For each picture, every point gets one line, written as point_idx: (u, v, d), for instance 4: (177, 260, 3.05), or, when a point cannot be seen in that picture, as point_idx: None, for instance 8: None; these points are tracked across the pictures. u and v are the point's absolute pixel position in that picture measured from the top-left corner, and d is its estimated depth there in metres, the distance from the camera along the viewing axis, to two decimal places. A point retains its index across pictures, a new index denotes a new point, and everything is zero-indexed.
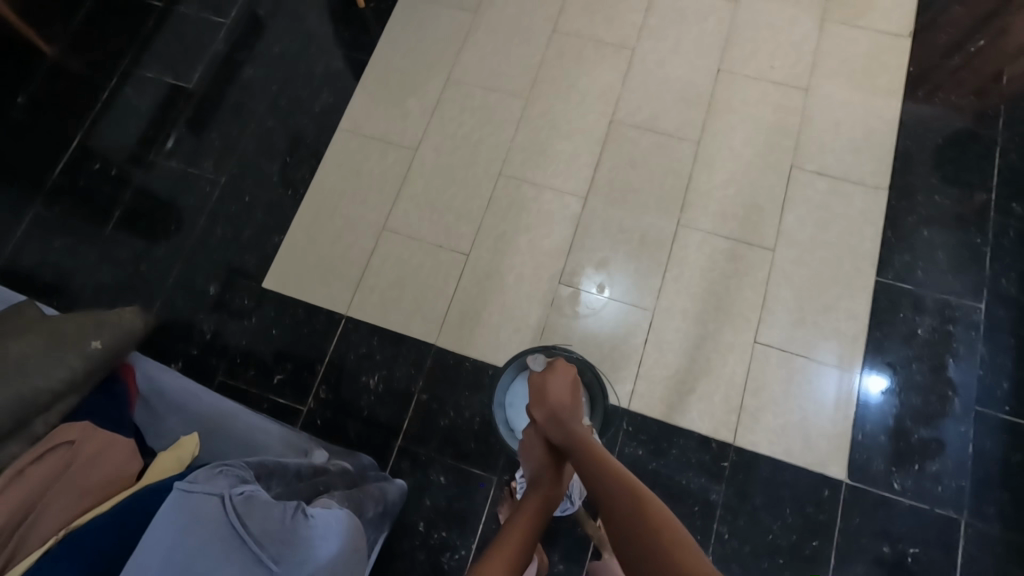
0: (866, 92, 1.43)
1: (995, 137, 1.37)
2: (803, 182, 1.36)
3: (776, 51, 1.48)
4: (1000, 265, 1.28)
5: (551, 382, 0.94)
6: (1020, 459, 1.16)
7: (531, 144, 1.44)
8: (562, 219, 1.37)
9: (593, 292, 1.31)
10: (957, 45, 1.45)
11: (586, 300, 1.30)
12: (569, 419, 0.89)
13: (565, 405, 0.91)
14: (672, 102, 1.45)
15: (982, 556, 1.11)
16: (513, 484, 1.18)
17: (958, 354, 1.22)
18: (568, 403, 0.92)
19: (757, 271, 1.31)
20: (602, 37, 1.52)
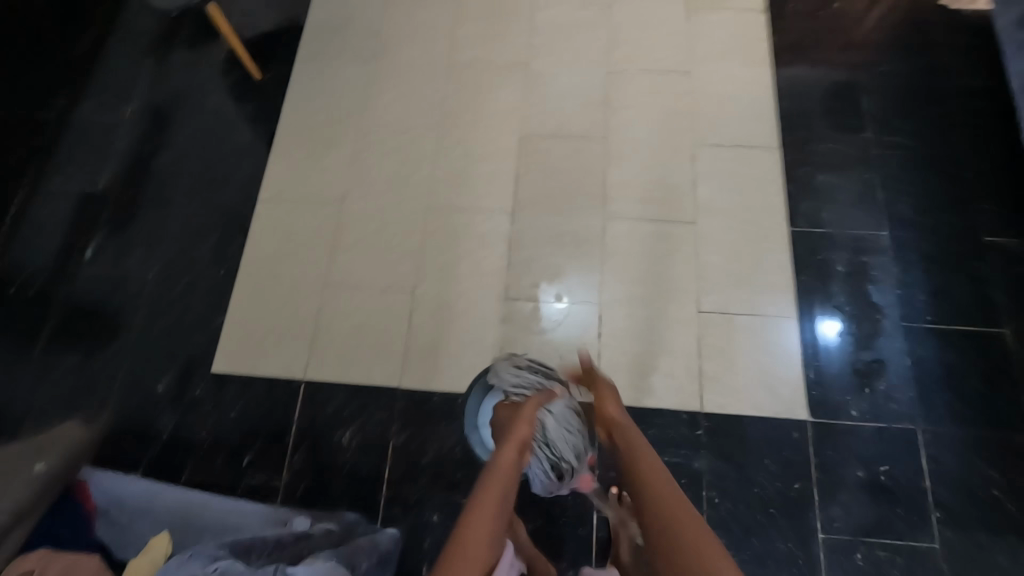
0: (743, 66, 1.56)
1: (859, 81, 1.52)
2: (707, 156, 1.47)
3: (656, 45, 1.60)
4: (893, 191, 1.41)
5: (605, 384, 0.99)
6: (954, 359, 1.26)
7: (452, 174, 1.48)
8: (497, 238, 1.41)
9: (553, 303, 1.35)
10: (808, 10, 1.62)
11: (546, 312, 1.34)
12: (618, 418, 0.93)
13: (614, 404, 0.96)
14: (574, 109, 1.53)
15: (944, 456, 1.19)
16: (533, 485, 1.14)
17: (877, 279, 1.33)
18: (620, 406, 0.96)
19: (686, 245, 1.39)
20: (497, 63, 1.61)
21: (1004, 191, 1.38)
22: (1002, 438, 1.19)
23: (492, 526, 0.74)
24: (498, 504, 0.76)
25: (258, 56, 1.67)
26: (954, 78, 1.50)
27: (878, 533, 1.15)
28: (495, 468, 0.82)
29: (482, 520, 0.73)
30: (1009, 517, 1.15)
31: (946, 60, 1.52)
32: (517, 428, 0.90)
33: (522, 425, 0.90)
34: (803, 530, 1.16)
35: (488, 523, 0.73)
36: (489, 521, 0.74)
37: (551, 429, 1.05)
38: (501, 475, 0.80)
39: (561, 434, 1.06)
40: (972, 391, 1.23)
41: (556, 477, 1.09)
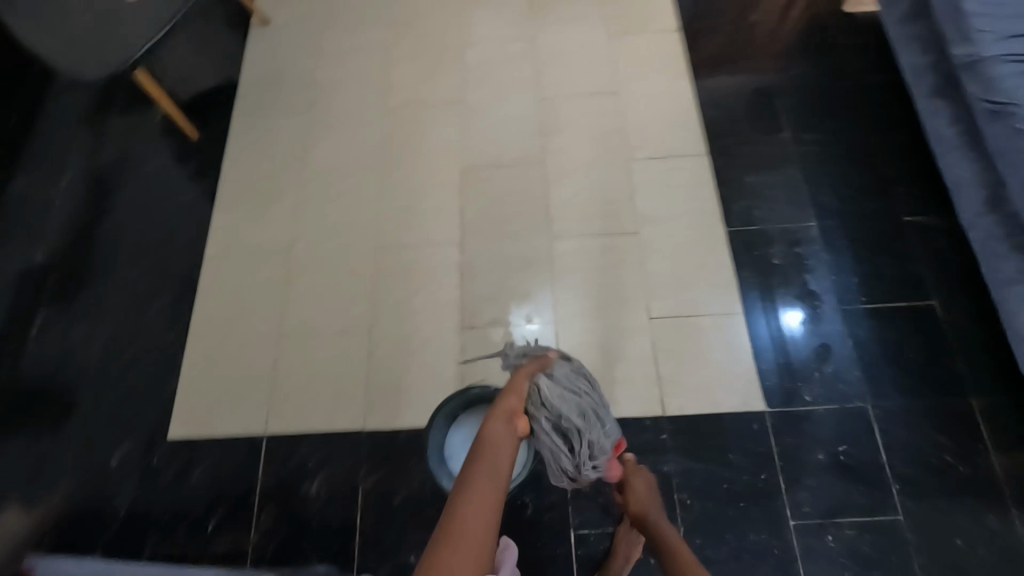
0: (664, 82, 1.65)
1: (772, 85, 1.63)
2: (642, 169, 1.53)
3: (582, 70, 1.68)
4: (815, 184, 1.49)
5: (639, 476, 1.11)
6: (891, 334, 1.32)
7: (397, 212, 1.51)
8: (447, 269, 1.43)
9: (524, 324, 1.37)
10: (717, 26, 1.73)
11: (519, 333, 1.36)
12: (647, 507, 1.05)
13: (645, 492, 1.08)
14: (510, 137, 1.59)
15: (895, 428, 1.24)
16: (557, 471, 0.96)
17: (811, 268, 1.40)
18: (650, 498, 1.08)
19: (631, 256, 1.43)
20: (432, 101, 1.66)
21: (914, 173, 1.48)
22: (945, 405, 1.25)
23: (488, 510, 0.71)
24: (491, 487, 0.74)
25: (195, 116, 1.68)
26: (856, 74, 1.62)
27: (845, 513, 1.18)
28: (481, 450, 0.80)
29: (475, 504, 0.71)
30: (962, 479, 1.20)
31: (847, 59, 1.64)
32: (503, 402, 0.87)
33: (508, 398, 0.87)
34: (774, 519, 1.18)
35: (482, 509, 0.71)
36: (481, 507, 0.71)
37: (545, 390, 0.91)
38: (490, 456, 0.78)
39: (559, 394, 0.91)
40: (912, 363, 1.29)
41: (566, 446, 0.92)
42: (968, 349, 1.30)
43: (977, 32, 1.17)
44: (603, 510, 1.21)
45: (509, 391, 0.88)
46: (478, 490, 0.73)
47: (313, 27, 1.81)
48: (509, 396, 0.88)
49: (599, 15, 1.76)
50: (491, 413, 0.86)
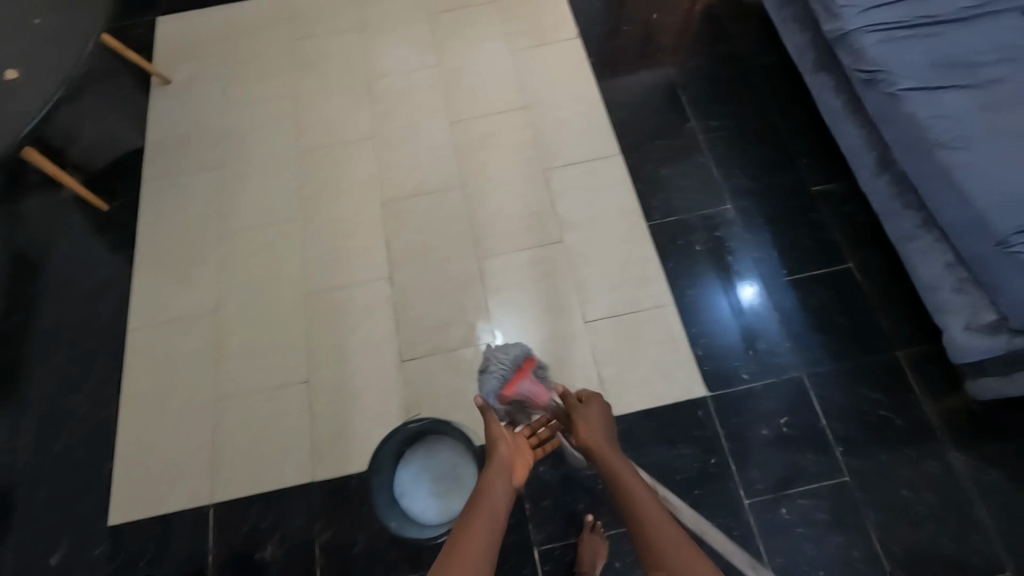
0: (570, 89, 1.69)
1: (674, 79, 1.68)
2: (560, 177, 1.56)
3: (489, 88, 1.70)
4: (725, 168, 1.54)
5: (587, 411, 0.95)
6: (815, 302, 1.37)
7: (323, 255, 1.49)
8: (380, 305, 1.42)
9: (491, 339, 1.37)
10: (614, 29, 1.78)
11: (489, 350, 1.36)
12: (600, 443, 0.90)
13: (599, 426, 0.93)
14: (427, 164, 1.60)
15: (831, 392, 1.28)
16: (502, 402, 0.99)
17: (733, 249, 1.45)
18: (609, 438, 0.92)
19: (559, 264, 1.45)
20: (346, 138, 1.65)
21: (816, 145, 1.54)
22: (874, 362, 1.30)
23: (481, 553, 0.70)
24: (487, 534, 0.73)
25: (104, 187, 1.64)
26: (750, 58, 1.68)
27: (796, 484, 1.21)
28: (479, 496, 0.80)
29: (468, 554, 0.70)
30: (899, 431, 1.24)
31: (741, 45, 1.71)
32: (498, 451, 0.90)
33: (505, 447, 0.91)
34: (729, 501, 1.20)
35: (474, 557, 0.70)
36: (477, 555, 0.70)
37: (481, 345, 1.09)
38: (484, 497, 0.80)
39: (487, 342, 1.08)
40: (839, 327, 1.34)
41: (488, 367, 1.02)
42: (888, 306, 1.35)
43: (840, 8, 1.22)
44: (564, 521, 1.21)
45: (501, 436, 0.92)
46: (472, 537, 0.72)
47: (216, 81, 1.79)
48: (505, 444, 0.91)
49: (499, 32, 1.79)
50: (490, 465, 0.88)
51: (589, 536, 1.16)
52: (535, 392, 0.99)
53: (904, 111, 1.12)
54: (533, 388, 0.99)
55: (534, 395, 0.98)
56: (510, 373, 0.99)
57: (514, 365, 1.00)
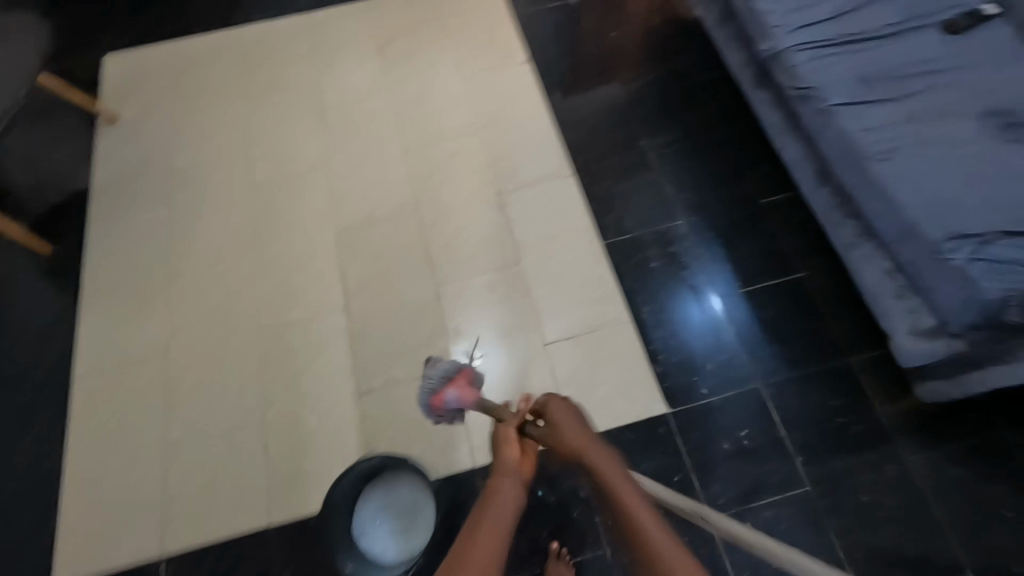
0: (521, 112, 1.70)
1: (622, 99, 1.71)
2: (514, 199, 1.56)
3: (441, 115, 1.71)
4: (676, 184, 1.56)
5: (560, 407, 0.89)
6: (768, 312, 1.39)
7: (276, 289, 1.47)
8: (336, 338, 1.40)
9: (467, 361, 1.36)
10: (563, 51, 1.81)
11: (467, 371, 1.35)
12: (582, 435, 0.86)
13: (579, 421, 0.88)
14: (380, 192, 1.59)
15: (788, 402, 1.29)
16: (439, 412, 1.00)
17: (687, 264, 1.46)
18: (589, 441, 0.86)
19: (517, 287, 1.45)
20: (297, 170, 1.64)
21: (762, 158, 1.58)
22: (828, 370, 1.32)
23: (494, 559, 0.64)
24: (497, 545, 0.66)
25: (47, 230, 1.59)
26: (695, 76, 1.72)
27: (759, 496, 1.21)
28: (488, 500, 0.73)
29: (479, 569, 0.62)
30: (856, 436, 1.25)
31: (686, 62, 1.75)
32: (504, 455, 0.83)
33: (510, 450, 0.84)
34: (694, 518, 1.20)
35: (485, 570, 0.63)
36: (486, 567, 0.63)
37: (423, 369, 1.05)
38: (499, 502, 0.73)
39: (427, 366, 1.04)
40: (793, 336, 1.36)
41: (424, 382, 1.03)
42: (838, 313, 1.37)
43: (773, 28, 1.26)
44: (530, 550, 1.20)
45: (507, 440, 0.85)
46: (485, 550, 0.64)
47: (164, 116, 1.76)
48: (510, 445, 0.85)
49: (450, 59, 1.80)
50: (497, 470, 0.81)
51: (554, 562, 1.16)
52: (463, 397, 0.98)
53: (836, 125, 1.15)
54: (460, 393, 0.98)
55: (459, 397, 0.98)
56: (439, 383, 0.99)
57: (445, 376, 0.99)
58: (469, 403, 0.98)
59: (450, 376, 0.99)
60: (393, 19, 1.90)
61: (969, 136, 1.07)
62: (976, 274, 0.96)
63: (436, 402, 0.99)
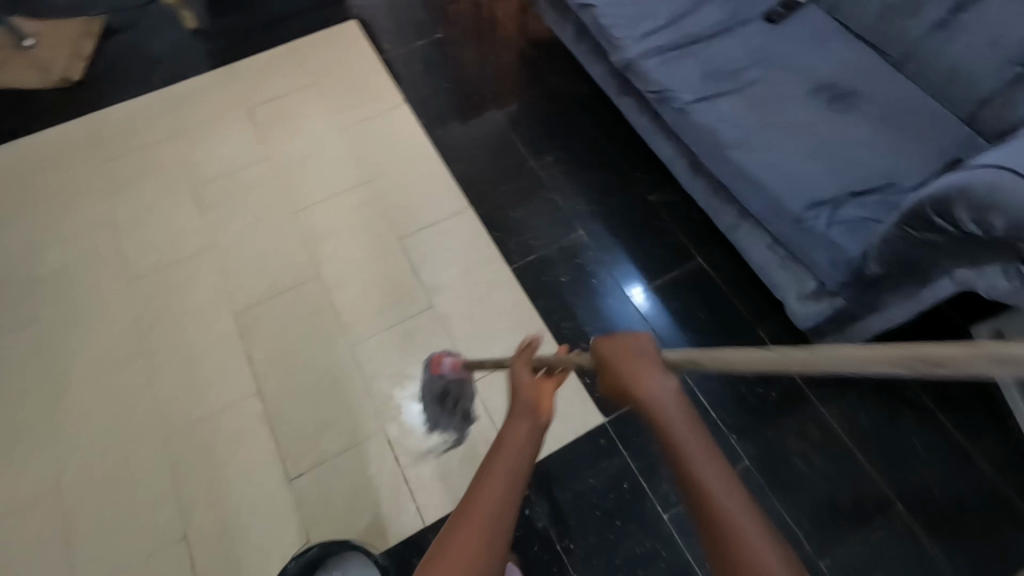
0: (406, 154, 1.69)
1: (504, 124, 1.74)
2: (417, 243, 1.54)
3: (326, 170, 1.66)
4: (570, 197, 1.61)
5: (626, 344, 0.62)
6: (678, 303, 1.45)
7: (177, 388, 1.35)
8: (253, 426, 1.30)
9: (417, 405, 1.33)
10: (437, 88, 1.82)
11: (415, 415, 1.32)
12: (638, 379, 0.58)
13: (638, 364, 0.59)
14: (275, 261, 1.51)
15: (711, 385, 1.37)
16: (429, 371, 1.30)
17: (595, 272, 1.50)
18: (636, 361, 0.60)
19: (434, 330, 1.42)
20: (180, 255, 1.53)
21: (643, 159, 1.65)
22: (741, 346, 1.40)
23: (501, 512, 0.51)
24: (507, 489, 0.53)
25: None
26: (567, 90, 1.78)
27: None
28: (493, 451, 0.58)
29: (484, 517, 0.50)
30: (775, 402, 1.34)
31: (556, 80, 1.81)
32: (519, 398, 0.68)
33: (525, 392, 0.70)
34: (650, 522, 1.21)
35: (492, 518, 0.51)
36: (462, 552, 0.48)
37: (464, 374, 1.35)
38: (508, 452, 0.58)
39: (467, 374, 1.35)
40: (704, 321, 1.43)
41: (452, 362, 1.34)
42: (738, 290, 1.46)
43: (620, 41, 1.34)
44: None
45: (522, 381, 0.72)
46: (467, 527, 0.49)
47: (15, 224, 1.60)
48: (526, 390, 0.70)
49: (324, 114, 1.77)
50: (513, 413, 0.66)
51: None
52: (450, 361, 1.25)
53: (693, 121, 1.23)
54: (451, 361, 1.26)
55: (459, 366, 1.24)
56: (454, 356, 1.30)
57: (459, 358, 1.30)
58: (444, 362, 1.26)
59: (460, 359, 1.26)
60: (259, 82, 1.84)
61: (807, 113, 1.18)
62: (836, 236, 1.04)
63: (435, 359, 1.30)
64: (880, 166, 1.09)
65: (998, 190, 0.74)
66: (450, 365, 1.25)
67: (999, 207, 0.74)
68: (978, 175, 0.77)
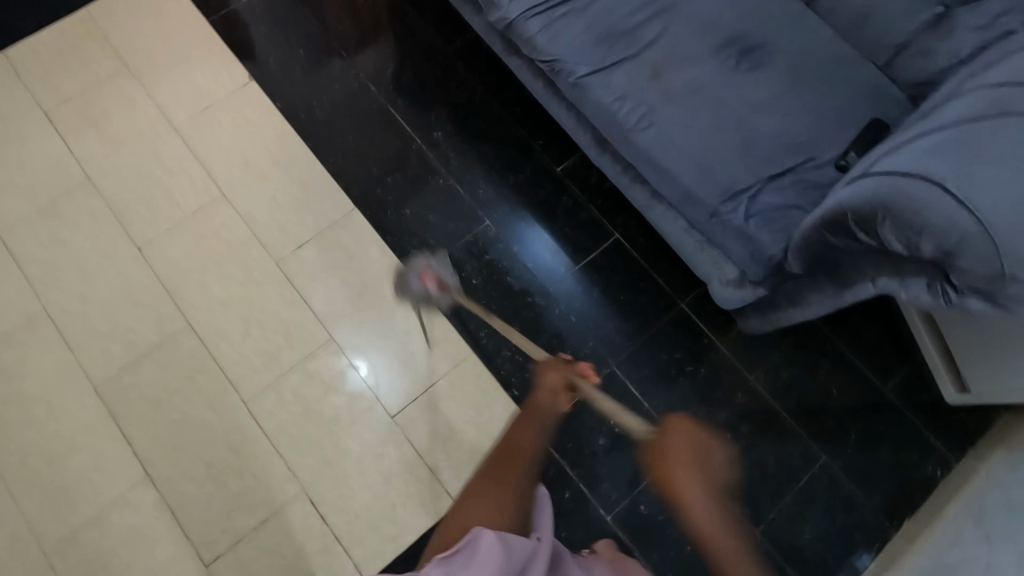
0: (265, 152, 1.40)
1: (379, 96, 1.45)
2: (300, 266, 1.32)
3: (169, 188, 1.36)
4: (469, 181, 1.41)
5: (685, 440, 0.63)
6: (599, 288, 1.36)
7: (46, 494, 1.15)
8: (150, 518, 1.15)
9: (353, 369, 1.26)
10: (288, 56, 1.47)
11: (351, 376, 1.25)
12: (695, 500, 0.59)
13: (694, 474, 0.60)
14: (131, 317, 1.26)
15: (641, 371, 1.32)
16: (420, 269, 1.20)
17: (509, 267, 1.36)
18: (688, 462, 0.61)
19: (339, 368, 1.26)
20: (5, 329, 1.24)
21: (544, 122, 1.45)
22: (667, 324, 1.34)
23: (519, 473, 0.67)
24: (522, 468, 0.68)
25: None
26: (448, 45, 1.50)
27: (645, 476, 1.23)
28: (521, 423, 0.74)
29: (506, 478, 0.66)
30: (703, 378, 1.32)
31: (433, 31, 1.51)
32: (547, 391, 0.78)
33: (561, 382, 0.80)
34: (596, 526, 1.21)
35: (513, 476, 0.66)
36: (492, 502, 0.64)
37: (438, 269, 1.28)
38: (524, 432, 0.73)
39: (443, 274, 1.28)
40: (628, 306, 1.35)
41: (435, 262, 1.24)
42: (659, 265, 1.38)
43: None
44: None
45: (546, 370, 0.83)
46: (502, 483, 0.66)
47: None
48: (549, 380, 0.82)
49: (149, 111, 1.41)
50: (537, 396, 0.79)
51: None
52: (438, 281, 1.18)
53: (590, 98, 1.04)
54: (438, 282, 1.18)
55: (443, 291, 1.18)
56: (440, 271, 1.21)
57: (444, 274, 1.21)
58: (433, 276, 1.18)
59: (443, 277, 1.19)
60: (50, 77, 1.42)
61: (715, 74, 1.02)
62: (755, 229, 0.94)
63: (430, 268, 1.20)
64: (797, 138, 0.98)
65: (926, 210, 0.67)
66: (435, 284, 1.18)
67: (928, 229, 0.66)
68: (902, 187, 0.69)
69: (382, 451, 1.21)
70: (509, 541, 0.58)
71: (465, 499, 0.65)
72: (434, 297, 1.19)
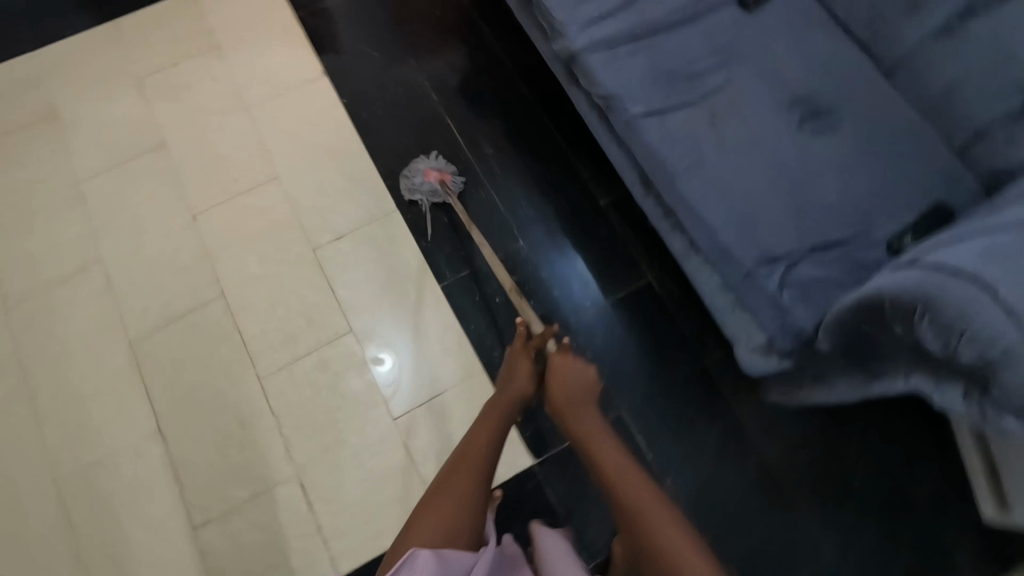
0: (322, 143, 1.46)
1: (439, 104, 1.49)
2: (333, 255, 1.36)
3: (229, 163, 1.44)
4: (510, 199, 1.41)
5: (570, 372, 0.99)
6: (622, 327, 1.33)
7: (67, 430, 1.23)
8: (153, 472, 1.20)
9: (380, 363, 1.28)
10: (360, 56, 1.53)
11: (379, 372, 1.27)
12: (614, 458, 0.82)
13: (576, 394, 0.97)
14: (173, 279, 1.34)
15: (650, 420, 1.27)
16: (427, 166, 1.38)
17: (534, 291, 1.35)
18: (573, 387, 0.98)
19: (352, 361, 1.28)
20: (64, 271, 1.35)
21: (595, 153, 1.44)
22: (685, 377, 1.30)
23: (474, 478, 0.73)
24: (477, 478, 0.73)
25: None
26: (514, 64, 1.52)
27: None
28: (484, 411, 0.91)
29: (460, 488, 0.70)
30: (715, 439, 1.26)
31: (501, 50, 1.53)
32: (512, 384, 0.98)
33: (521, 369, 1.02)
34: None
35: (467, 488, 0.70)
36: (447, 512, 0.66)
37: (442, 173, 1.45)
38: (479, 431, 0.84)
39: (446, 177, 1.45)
40: (648, 351, 1.31)
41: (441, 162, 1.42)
42: (688, 315, 1.33)
43: (562, 25, 1.10)
44: None
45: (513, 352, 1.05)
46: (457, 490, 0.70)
47: None
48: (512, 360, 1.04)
49: (226, 90, 1.50)
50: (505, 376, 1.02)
51: None
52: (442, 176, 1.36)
53: (640, 140, 1.03)
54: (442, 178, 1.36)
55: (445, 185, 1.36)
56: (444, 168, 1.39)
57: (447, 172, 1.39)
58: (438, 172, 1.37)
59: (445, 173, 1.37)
60: (145, 48, 1.54)
61: (775, 132, 0.99)
62: (787, 300, 0.90)
63: (436, 166, 1.38)
64: (851, 211, 0.92)
65: (969, 316, 0.62)
66: (437, 178, 1.36)
67: (968, 335, 0.62)
68: (946, 287, 0.64)
69: (377, 451, 1.22)
70: (446, 558, 0.57)
71: (419, 517, 0.67)
72: (435, 191, 1.37)
